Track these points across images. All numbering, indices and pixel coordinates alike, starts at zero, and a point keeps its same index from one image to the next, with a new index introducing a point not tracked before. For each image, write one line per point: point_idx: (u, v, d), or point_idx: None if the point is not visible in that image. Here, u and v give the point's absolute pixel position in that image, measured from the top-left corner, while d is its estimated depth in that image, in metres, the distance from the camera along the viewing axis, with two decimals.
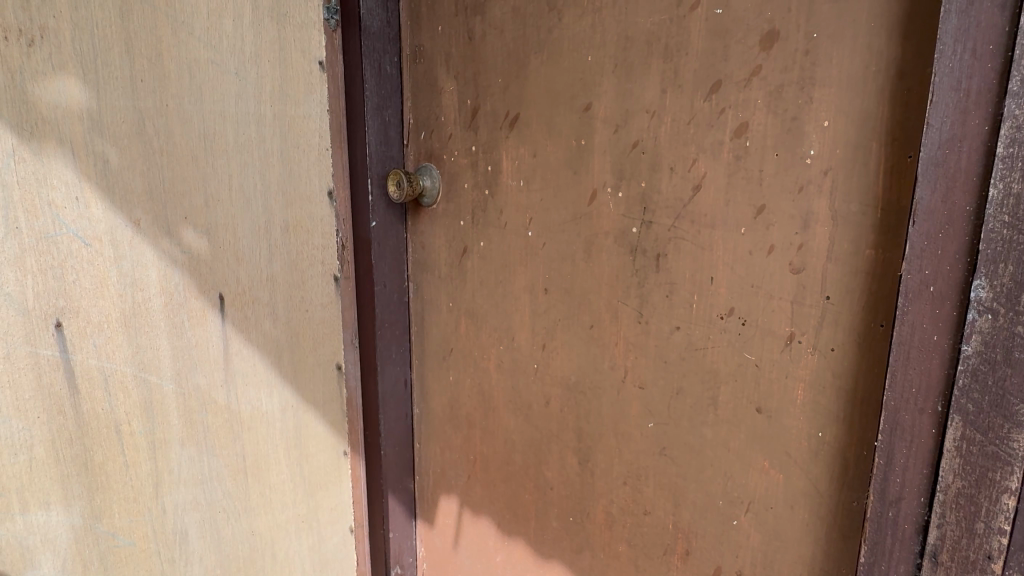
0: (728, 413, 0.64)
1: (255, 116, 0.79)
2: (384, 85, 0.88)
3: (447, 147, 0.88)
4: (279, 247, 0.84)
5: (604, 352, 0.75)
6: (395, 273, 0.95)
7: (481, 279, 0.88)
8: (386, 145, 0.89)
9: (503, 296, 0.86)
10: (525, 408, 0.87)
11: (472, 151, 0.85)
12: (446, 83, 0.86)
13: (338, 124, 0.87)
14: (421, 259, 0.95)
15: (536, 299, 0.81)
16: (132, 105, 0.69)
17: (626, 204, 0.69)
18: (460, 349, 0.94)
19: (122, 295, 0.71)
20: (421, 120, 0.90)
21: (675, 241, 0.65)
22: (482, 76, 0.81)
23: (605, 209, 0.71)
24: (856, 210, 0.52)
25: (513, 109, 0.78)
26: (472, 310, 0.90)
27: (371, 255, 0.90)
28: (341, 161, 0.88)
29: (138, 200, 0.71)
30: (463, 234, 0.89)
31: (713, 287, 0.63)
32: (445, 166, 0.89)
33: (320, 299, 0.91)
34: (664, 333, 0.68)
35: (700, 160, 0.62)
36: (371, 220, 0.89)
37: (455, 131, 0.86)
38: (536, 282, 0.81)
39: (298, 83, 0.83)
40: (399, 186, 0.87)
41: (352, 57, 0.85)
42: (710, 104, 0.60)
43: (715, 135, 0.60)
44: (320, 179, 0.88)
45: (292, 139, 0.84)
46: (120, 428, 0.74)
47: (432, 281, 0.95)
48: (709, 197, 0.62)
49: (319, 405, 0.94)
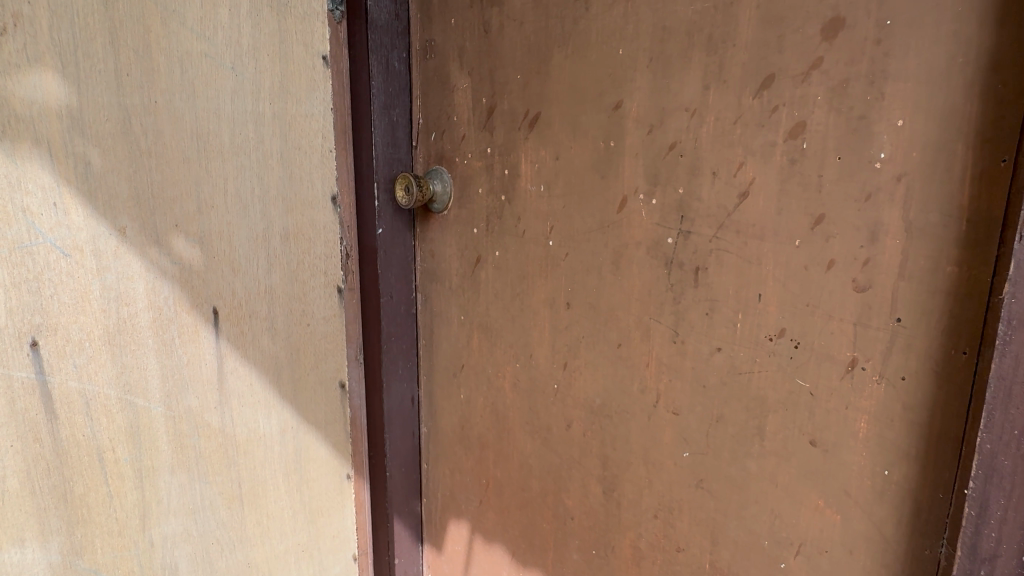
0: (777, 445, 0.58)
1: (253, 115, 0.72)
2: (392, 83, 0.82)
3: (460, 150, 0.83)
4: (278, 257, 0.77)
5: (633, 374, 0.69)
6: (401, 283, 0.91)
7: (497, 291, 0.83)
8: (394, 147, 0.84)
9: (520, 310, 0.80)
10: (544, 431, 0.80)
11: (487, 153, 0.79)
12: (458, 81, 0.80)
13: (342, 123, 0.81)
14: (431, 269, 0.91)
15: (557, 314, 0.75)
16: (117, 102, 0.62)
17: (660, 213, 0.63)
18: (474, 366, 0.88)
19: (106, 311, 0.65)
20: (432, 120, 0.85)
21: (716, 254, 0.59)
22: (499, 74, 0.76)
23: (635, 218, 0.65)
24: (934, 221, 0.46)
25: (533, 108, 0.72)
26: (487, 324, 0.85)
27: (378, 264, 0.85)
28: (348, 161, 0.82)
29: (124, 207, 0.64)
30: (477, 243, 0.84)
31: (762, 304, 0.57)
32: (458, 170, 0.84)
33: (321, 314, 0.83)
34: (703, 355, 0.62)
35: (748, 164, 0.55)
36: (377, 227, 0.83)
37: (469, 132, 0.81)
38: (558, 296, 0.75)
39: (300, 80, 0.76)
40: (407, 191, 0.81)
41: (358, 51, 0.79)
42: (761, 102, 0.54)
43: (766, 136, 0.54)
44: (322, 182, 0.80)
45: (293, 140, 0.76)
46: (104, 455, 0.67)
47: (443, 292, 0.91)
48: (758, 205, 0.55)
49: (322, 426, 0.87)
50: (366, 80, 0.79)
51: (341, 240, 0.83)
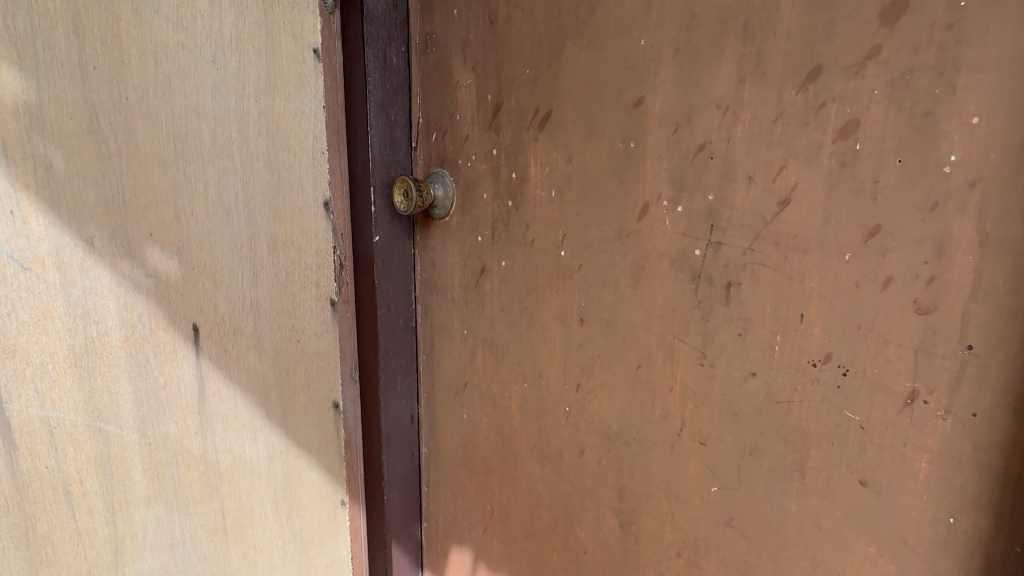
0: (820, 484, 0.51)
1: (236, 113, 0.66)
2: (390, 79, 0.77)
3: (463, 152, 0.77)
4: (265, 268, 0.71)
5: (654, 398, 0.62)
6: (400, 294, 0.85)
7: (503, 304, 0.76)
8: (393, 148, 0.78)
9: (529, 325, 0.73)
10: (554, 457, 0.74)
11: (493, 154, 0.73)
12: (461, 76, 0.75)
13: (335, 122, 0.73)
14: (432, 279, 0.85)
15: (570, 331, 0.69)
16: (81, 97, 0.56)
17: (686, 221, 0.56)
18: (478, 384, 0.82)
19: (71, 330, 0.59)
20: (433, 119, 0.79)
21: (751, 268, 0.52)
22: (506, 68, 0.69)
23: (657, 227, 0.59)
24: (1015, 235, 0.40)
25: (544, 106, 0.66)
26: (492, 340, 0.79)
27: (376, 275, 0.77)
28: (342, 162, 0.75)
29: (92, 214, 0.58)
30: (481, 252, 0.77)
31: (804, 325, 0.50)
32: (462, 173, 0.78)
33: (313, 328, 0.76)
34: (734, 380, 0.55)
35: (789, 167, 0.49)
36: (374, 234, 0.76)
37: (473, 131, 0.75)
38: (570, 311, 0.68)
39: (288, 75, 0.70)
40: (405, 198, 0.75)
41: (352, 44, 0.72)
42: (805, 97, 0.47)
43: (811, 136, 0.48)
44: (313, 185, 0.73)
45: (281, 141, 0.70)
46: (70, 488, 0.61)
47: (444, 304, 0.85)
48: (800, 214, 0.49)
49: (315, 449, 0.80)
50: (361, 73, 0.72)
51: (335, 248, 0.76)
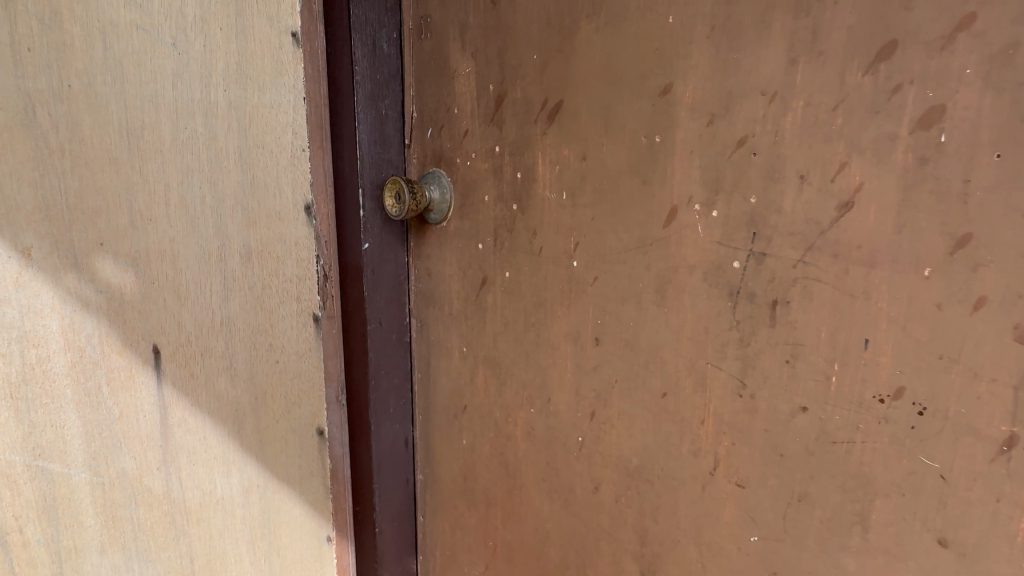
0: (887, 541, 0.43)
1: (201, 106, 0.59)
2: (380, 69, 0.70)
3: (461, 150, 0.69)
4: (237, 280, 0.64)
5: (681, 432, 0.54)
6: (392, 306, 0.77)
7: (506, 320, 0.68)
8: (383, 145, 0.71)
9: (536, 344, 0.65)
10: (564, 492, 0.66)
11: (495, 152, 0.65)
12: (459, 64, 0.67)
13: (317, 116, 0.63)
14: (427, 290, 0.77)
15: (582, 352, 0.61)
16: (17, 85, 0.53)
17: (722, 229, 0.48)
18: (479, 408, 0.74)
19: (10, 359, 0.56)
20: (427, 113, 0.72)
21: (803, 285, 0.44)
22: (510, 55, 0.62)
23: (687, 235, 0.50)
24: None
25: (553, 96, 0.58)
26: (494, 359, 0.71)
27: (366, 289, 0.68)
28: (326, 159, 0.65)
29: (29, 221, 0.55)
30: (482, 262, 0.69)
31: (869, 354, 0.42)
32: (461, 173, 0.70)
33: (292, 349, 0.68)
34: (779, 414, 0.47)
35: (852, 165, 0.41)
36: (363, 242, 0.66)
37: (473, 126, 0.67)
38: (583, 329, 0.60)
39: (263, 62, 0.62)
40: (399, 199, 0.67)
41: (337, 28, 0.62)
42: (874, 80, 0.39)
43: (881, 127, 0.40)
44: (292, 187, 0.65)
45: (255, 137, 0.62)
46: (9, 535, 0.60)
47: (441, 318, 0.76)
48: (866, 221, 0.41)
49: (295, 481, 0.72)
50: (347, 57, 0.62)
51: (318, 258, 0.66)
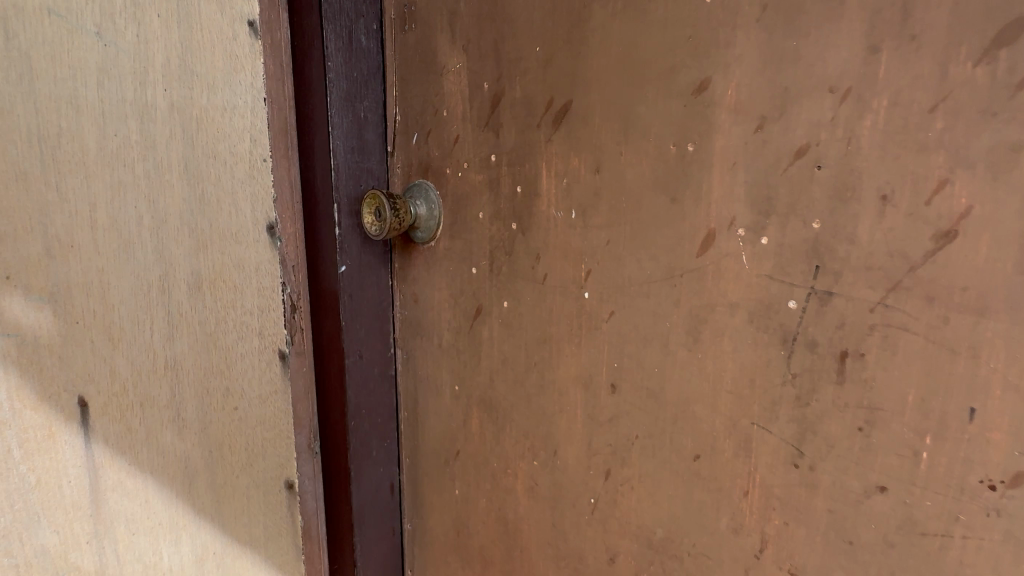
0: None
1: (136, 108, 0.51)
2: (357, 66, 0.60)
3: (452, 158, 0.59)
4: (185, 314, 0.55)
5: (717, 503, 0.44)
6: (373, 336, 0.68)
7: (504, 357, 0.58)
8: (362, 154, 0.62)
9: (539, 387, 0.56)
10: (573, 561, 0.56)
11: (490, 162, 0.55)
12: (448, 59, 0.57)
13: (281, 122, 0.55)
14: (414, 319, 0.67)
15: (594, 399, 0.51)
16: None
17: (773, 260, 0.39)
18: (473, 455, 0.64)
19: None
20: (412, 116, 0.62)
21: (883, 334, 0.35)
22: (508, 47, 0.52)
23: (728, 266, 0.41)
24: None
25: (559, 95, 0.49)
26: (490, 401, 0.61)
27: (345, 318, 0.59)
28: (293, 173, 0.57)
29: None
30: (476, 289, 0.60)
31: (976, 424, 0.33)
32: (451, 186, 0.60)
33: (254, 393, 0.59)
34: (848, 493, 0.38)
35: (957, 183, 0.32)
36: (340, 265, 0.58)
37: (465, 132, 0.57)
38: (597, 373, 0.51)
39: (212, 58, 0.53)
40: (380, 218, 0.58)
41: (304, 18, 0.54)
42: (991, 72, 0.30)
43: (999, 135, 0.30)
44: (250, 205, 0.56)
45: (203, 146, 0.54)
46: None
47: (430, 351, 0.67)
48: (976, 256, 0.32)
49: (259, 542, 0.63)
50: (318, 53, 0.53)
51: (284, 286, 0.58)
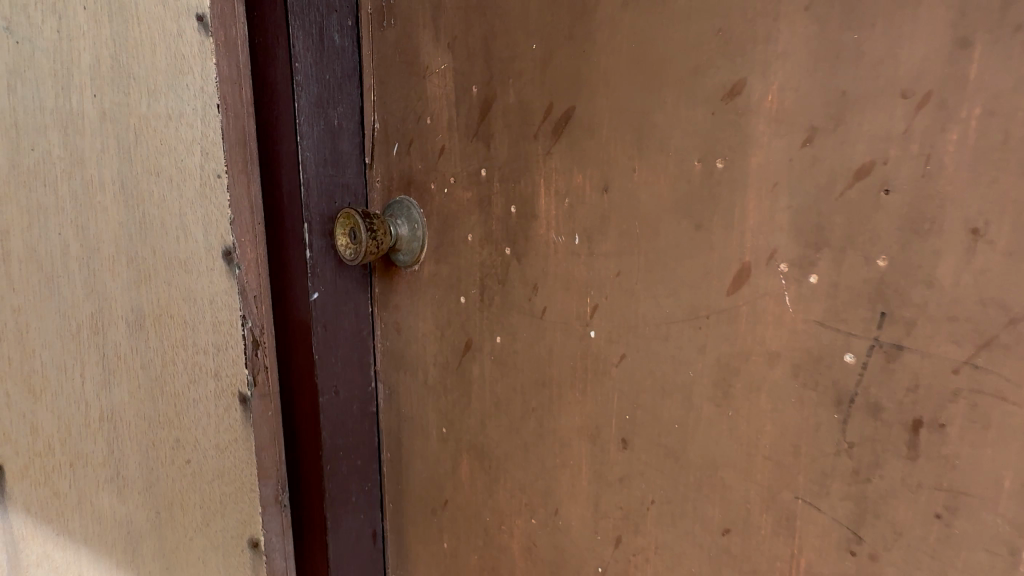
0: None
1: (58, 124, 0.46)
2: (328, 67, 0.53)
3: (437, 172, 0.52)
4: (122, 353, 0.50)
5: None
6: (351, 370, 0.60)
7: (497, 399, 0.51)
8: (336, 167, 0.55)
9: (537, 436, 0.48)
10: None
11: (479, 177, 0.48)
12: (431, 59, 0.50)
13: (241, 143, 0.52)
14: (396, 351, 0.60)
15: (602, 455, 0.44)
16: None
17: (825, 303, 0.32)
18: (463, 507, 0.57)
19: None
20: (392, 124, 0.55)
21: (971, 402, 0.28)
22: (499, 44, 0.45)
23: (767, 308, 0.34)
24: None
25: (560, 101, 0.42)
26: (481, 448, 0.54)
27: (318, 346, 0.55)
28: (254, 199, 0.53)
29: None
30: (465, 320, 0.52)
31: None
32: (435, 203, 0.53)
33: (208, 443, 0.54)
34: None
35: None
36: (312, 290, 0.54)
37: (451, 142, 0.50)
38: (604, 424, 0.43)
39: (152, 70, 0.48)
40: (354, 239, 0.52)
41: (267, 26, 0.50)
42: None
43: None
44: (202, 227, 0.51)
45: (143, 169, 0.49)
46: None
47: (414, 388, 0.59)
48: None
49: None
50: (284, 61, 0.50)
51: (243, 320, 0.54)
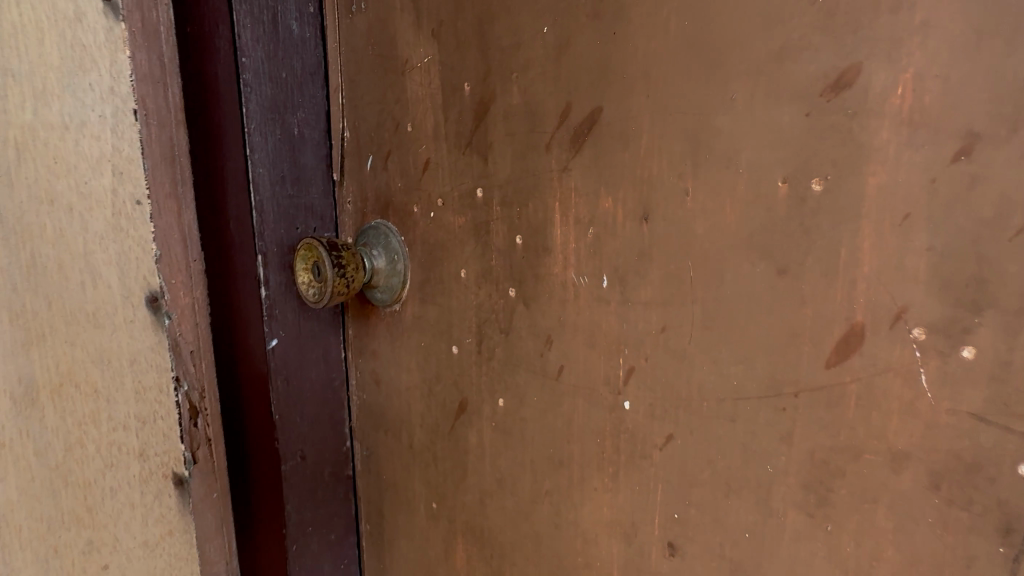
0: None
1: None
2: (284, 64, 0.43)
3: (420, 192, 0.42)
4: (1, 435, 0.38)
5: None
6: (320, 428, 0.50)
7: (499, 476, 0.41)
8: (297, 186, 0.45)
9: (552, 526, 0.38)
10: None
11: (474, 199, 0.38)
12: (411, 51, 0.40)
13: (167, 157, 0.41)
14: (375, 405, 0.50)
15: (640, 560, 0.34)
16: None
17: (989, 391, 0.22)
18: None
19: None
20: (365, 132, 0.45)
21: None
22: (498, 29, 0.35)
23: (891, 390, 0.24)
24: None
25: (580, 101, 0.31)
26: (480, 533, 0.43)
27: (279, 403, 0.46)
28: (189, 232, 0.43)
29: None
30: (457, 375, 0.42)
31: None
32: (419, 230, 0.42)
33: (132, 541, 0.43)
34: None
35: None
36: (267, 335, 0.45)
37: (437, 154, 0.40)
38: (643, 522, 0.33)
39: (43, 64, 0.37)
40: (318, 276, 0.42)
41: (205, 12, 0.41)
42: None
43: None
44: (117, 270, 0.40)
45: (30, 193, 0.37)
46: None
47: (396, 451, 0.49)
48: None
49: None
50: (228, 60, 0.41)
51: (177, 384, 0.43)
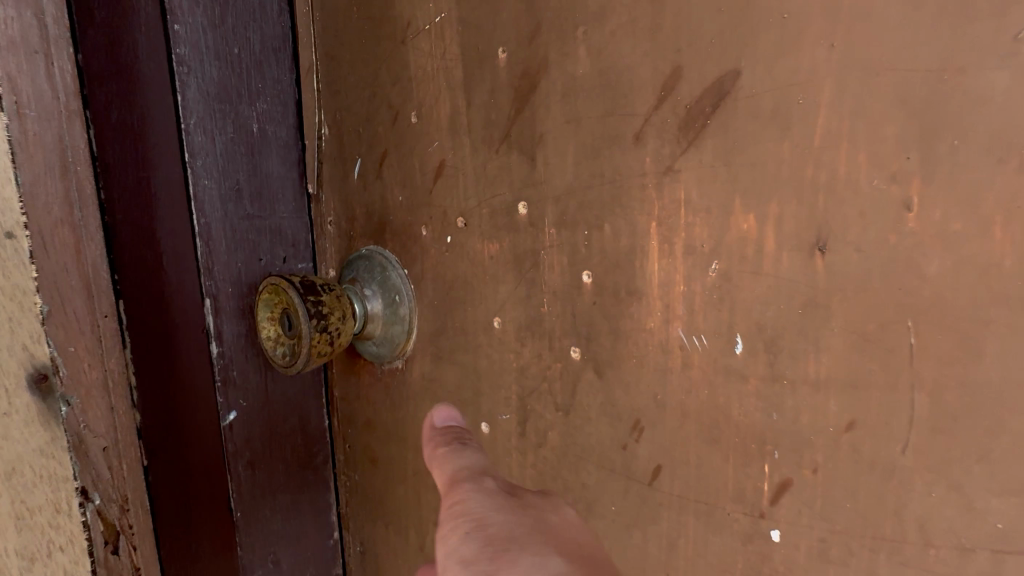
0: None
1: None
2: (236, 33, 0.31)
3: (431, 209, 0.30)
4: None
5: None
6: (299, 521, 0.38)
7: None
8: (260, 203, 0.33)
9: None
10: None
11: (514, 217, 0.26)
12: (414, 9, 0.28)
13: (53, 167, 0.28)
14: (371, 491, 0.37)
15: None
16: None
17: None
18: None
19: None
20: (352, 128, 0.33)
21: None
22: None
23: None
24: None
25: (698, 64, 0.20)
26: None
27: (240, 497, 0.34)
28: (94, 274, 0.30)
29: None
30: (489, 463, 0.30)
31: None
32: (429, 261, 0.30)
33: None
34: None
35: None
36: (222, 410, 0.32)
37: (455, 155, 0.28)
38: None
39: None
40: (290, 330, 0.30)
41: None
42: None
43: None
44: None
45: None
46: None
47: (401, 554, 0.37)
48: None
49: None
50: (154, 26, 0.29)
51: (83, 500, 0.31)
